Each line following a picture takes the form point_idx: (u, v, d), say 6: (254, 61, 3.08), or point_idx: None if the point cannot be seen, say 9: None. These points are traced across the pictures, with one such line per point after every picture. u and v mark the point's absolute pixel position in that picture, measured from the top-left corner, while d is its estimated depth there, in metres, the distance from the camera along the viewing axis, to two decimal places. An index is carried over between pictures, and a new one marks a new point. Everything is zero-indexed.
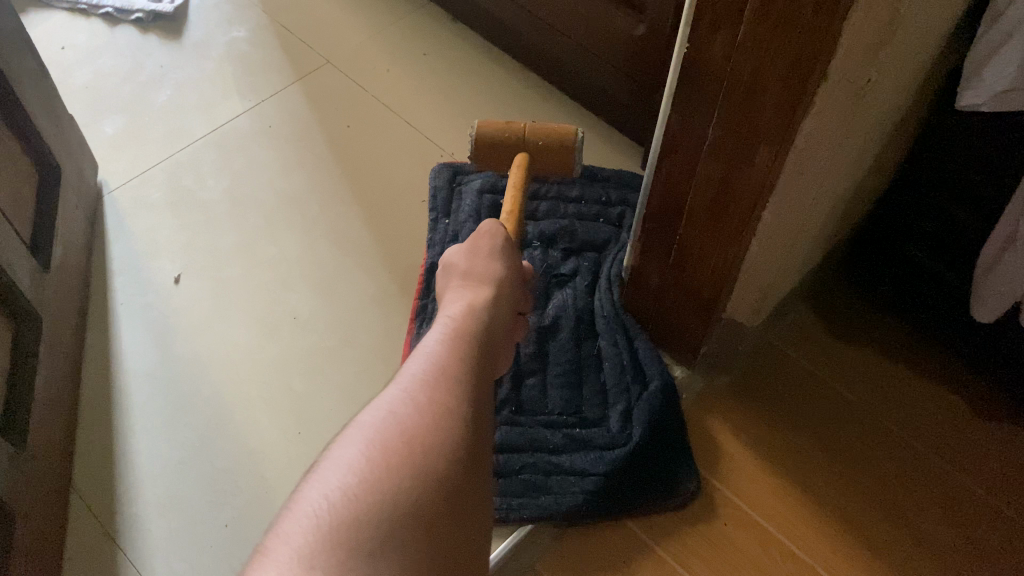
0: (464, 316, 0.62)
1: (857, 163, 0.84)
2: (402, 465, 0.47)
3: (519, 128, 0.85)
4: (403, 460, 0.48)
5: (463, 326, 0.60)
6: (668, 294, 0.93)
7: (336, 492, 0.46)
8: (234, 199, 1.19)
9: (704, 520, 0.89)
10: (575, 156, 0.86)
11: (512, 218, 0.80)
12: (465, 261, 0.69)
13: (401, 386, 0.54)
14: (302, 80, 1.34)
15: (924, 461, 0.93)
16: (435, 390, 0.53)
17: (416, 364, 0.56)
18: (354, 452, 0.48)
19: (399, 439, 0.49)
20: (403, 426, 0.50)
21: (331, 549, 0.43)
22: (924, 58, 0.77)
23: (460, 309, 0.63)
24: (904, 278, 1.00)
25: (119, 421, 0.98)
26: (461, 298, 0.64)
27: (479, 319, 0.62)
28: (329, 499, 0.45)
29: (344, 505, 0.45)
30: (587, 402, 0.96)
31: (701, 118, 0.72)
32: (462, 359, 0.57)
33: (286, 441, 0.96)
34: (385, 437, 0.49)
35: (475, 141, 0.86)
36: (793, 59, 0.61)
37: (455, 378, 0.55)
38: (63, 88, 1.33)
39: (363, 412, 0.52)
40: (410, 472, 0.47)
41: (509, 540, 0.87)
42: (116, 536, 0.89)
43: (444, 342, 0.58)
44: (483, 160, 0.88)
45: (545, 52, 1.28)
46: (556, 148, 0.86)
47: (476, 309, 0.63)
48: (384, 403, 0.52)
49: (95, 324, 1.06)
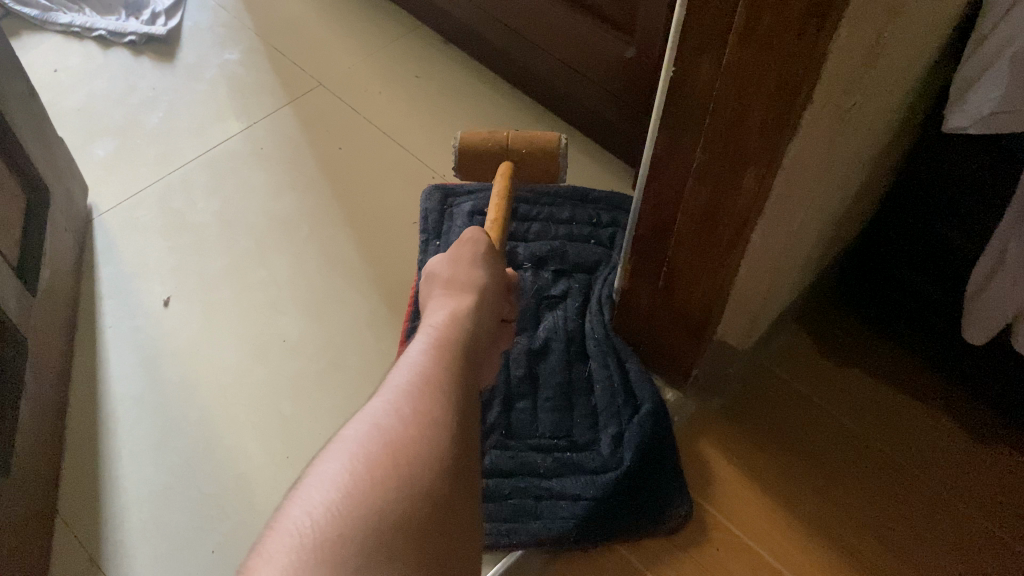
0: (446, 326, 0.61)
1: (846, 185, 0.84)
2: (385, 481, 0.47)
3: (501, 135, 0.85)
4: (387, 478, 0.47)
5: (444, 336, 0.59)
6: (659, 317, 0.92)
7: (318, 509, 0.45)
8: (224, 221, 1.19)
9: (697, 545, 0.88)
10: (557, 164, 0.86)
11: (497, 225, 0.80)
12: (447, 269, 0.68)
13: (384, 399, 0.53)
14: (294, 102, 1.35)
15: (913, 480, 0.92)
16: (418, 400, 0.52)
17: (399, 374, 0.55)
18: (336, 467, 0.48)
19: (381, 457, 0.48)
20: (388, 438, 0.49)
21: (316, 566, 0.42)
22: (911, 81, 0.77)
23: (442, 318, 0.62)
24: (896, 300, 1.00)
25: (106, 446, 0.97)
26: (444, 307, 0.64)
27: (463, 328, 0.61)
28: (312, 517, 0.45)
29: (327, 522, 0.44)
30: (578, 426, 0.95)
31: (687, 141, 0.72)
32: (445, 368, 0.56)
33: (275, 465, 0.95)
34: (368, 450, 0.49)
35: (459, 152, 0.85)
36: (778, 81, 0.61)
37: (439, 388, 0.54)
38: (55, 110, 1.34)
39: (351, 424, 0.52)
40: (394, 488, 0.47)
41: (499, 565, 0.87)
42: (101, 563, 0.88)
43: (427, 352, 0.57)
44: (467, 170, 0.88)
45: (536, 74, 1.28)
46: (539, 155, 0.85)
47: (458, 318, 0.62)
48: (371, 417, 0.52)
49: (83, 349, 1.05)
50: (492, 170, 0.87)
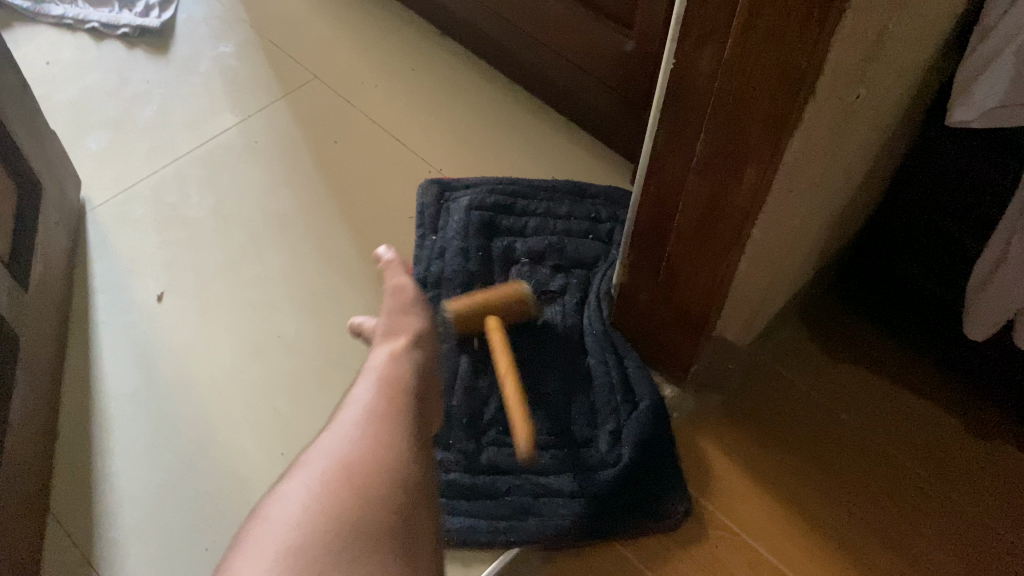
0: (389, 364, 0.65)
1: (848, 179, 0.83)
2: (348, 498, 0.51)
3: (469, 304, 0.93)
4: (350, 494, 0.51)
5: (390, 373, 0.64)
6: (658, 313, 0.91)
7: (282, 535, 0.49)
8: (219, 216, 1.17)
9: (695, 542, 0.88)
10: (528, 302, 0.96)
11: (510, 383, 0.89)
12: (386, 317, 0.72)
13: (338, 432, 0.57)
14: (289, 95, 1.33)
15: (912, 477, 0.92)
16: (371, 429, 0.57)
17: (351, 409, 0.59)
18: (297, 495, 0.52)
19: (341, 477, 0.52)
20: (343, 464, 0.53)
21: None
22: (915, 74, 0.76)
23: (385, 357, 0.66)
24: (896, 296, 0.99)
25: (100, 443, 0.96)
26: (385, 347, 0.68)
27: (408, 363, 0.66)
28: (277, 542, 0.48)
29: (291, 545, 0.48)
30: (577, 422, 0.94)
31: (689, 134, 0.71)
32: (393, 401, 0.60)
33: (270, 463, 0.94)
34: (326, 476, 0.52)
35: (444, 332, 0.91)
36: (781, 74, 0.60)
37: (390, 419, 0.58)
38: (47, 104, 1.32)
39: (309, 454, 0.56)
40: (358, 504, 0.51)
41: (496, 562, 0.86)
42: (94, 561, 0.87)
43: (375, 389, 0.61)
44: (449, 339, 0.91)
45: (534, 67, 1.27)
46: (514, 306, 0.96)
47: (400, 356, 0.66)
48: (327, 446, 0.55)
49: (76, 344, 1.04)
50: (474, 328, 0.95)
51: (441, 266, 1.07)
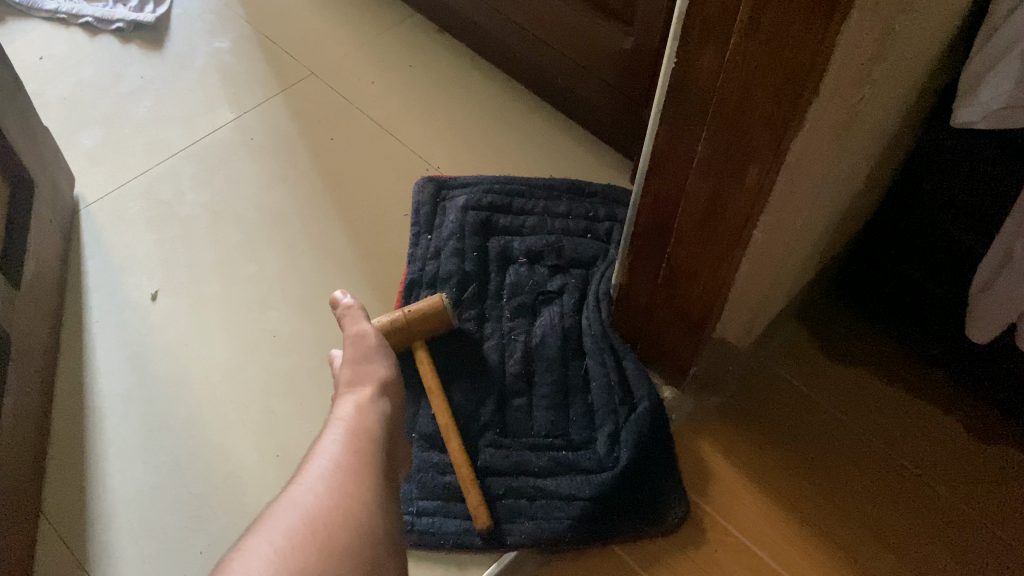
0: (355, 415, 0.69)
1: (850, 180, 0.82)
2: (316, 551, 0.52)
3: (400, 319, 0.93)
4: (316, 546, 0.53)
5: (356, 424, 0.67)
6: (657, 314, 0.91)
7: None
8: (214, 214, 1.16)
9: (694, 545, 0.87)
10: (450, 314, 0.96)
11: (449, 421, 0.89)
12: (349, 371, 0.77)
13: (305, 484, 0.58)
14: (285, 91, 1.32)
15: (913, 480, 0.91)
16: (339, 479, 0.59)
17: (317, 460, 0.61)
18: (268, 543, 0.52)
19: (309, 529, 0.54)
20: (311, 514, 0.55)
21: None
22: (919, 74, 0.75)
23: (350, 410, 0.70)
24: (897, 297, 0.98)
25: (93, 443, 0.95)
26: (350, 400, 0.72)
27: (373, 413, 0.70)
28: None
29: None
30: (574, 424, 0.93)
31: (690, 135, 0.70)
32: (360, 450, 0.63)
33: (265, 465, 0.93)
34: (296, 525, 0.54)
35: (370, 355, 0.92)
36: (784, 74, 0.59)
37: (357, 470, 0.61)
38: (40, 99, 1.31)
39: (277, 507, 0.56)
40: (325, 556, 0.52)
41: (493, 566, 0.85)
42: (87, 564, 0.86)
43: (340, 441, 0.64)
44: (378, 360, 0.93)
45: (533, 64, 1.25)
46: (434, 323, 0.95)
47: (364, 408, 0.70)
48: (294, 499, 0.57)
49: (70, 342, 1.03)
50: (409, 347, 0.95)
51: (437, 266, 1.06)
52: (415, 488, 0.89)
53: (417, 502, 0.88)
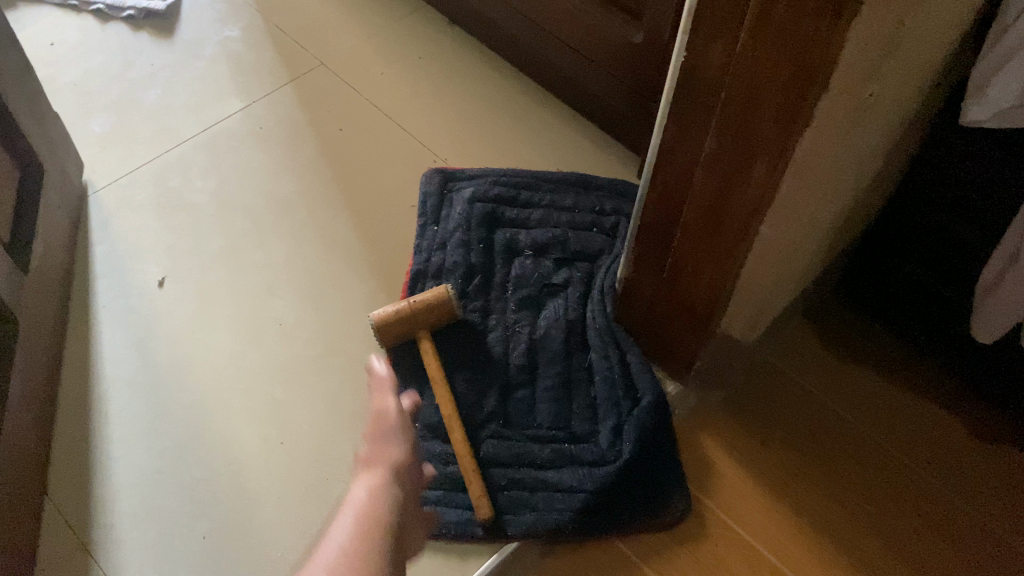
0: (365, 504, 0.70)
1: (858, 177, 0.82)
2: None
3: (406, 310, 0.93)
4: None
5: (368, 514, 0.68)
6: (662, 308, 0.91)
7: None
8: (221, 202, 1.17)
9: (695, 540, 0.87)
10: (456, 304, 0.96)
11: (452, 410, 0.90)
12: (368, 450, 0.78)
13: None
14: (295, 81, 1.32)
15: (915, 478, 0.91)
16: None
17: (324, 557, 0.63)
18: None
19: None
20: None
21: None
22: (929, 71, 0.75)
23: (362, 496, 0.71)
24: (903, 296, 0.98)
25: (98, 427, 0.95)
26: (364, 484, 0.72)
27: (384, 501, 0.71)
28: None
29: None
30: (577, 416, 0.94)
31: (698, 128, 0.70)
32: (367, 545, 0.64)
33: (269, 451, 0.94)
34: None
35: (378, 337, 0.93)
36: (793, 70, 0.59)
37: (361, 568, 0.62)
38: (51, 85, 1.31)
39: None
40: None
41: (494, 556, 0.85)
42: (91, 547, 0.87)
43: (349, 536, 0.65)
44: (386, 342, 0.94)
45: (542, 57, 1.25)
46: (440, 313, 0.95)
47: (376, 495, 0.71)
48: None
49: (76, 327, 1.03)
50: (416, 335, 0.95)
51: (442, 257, 1.06)
52: None
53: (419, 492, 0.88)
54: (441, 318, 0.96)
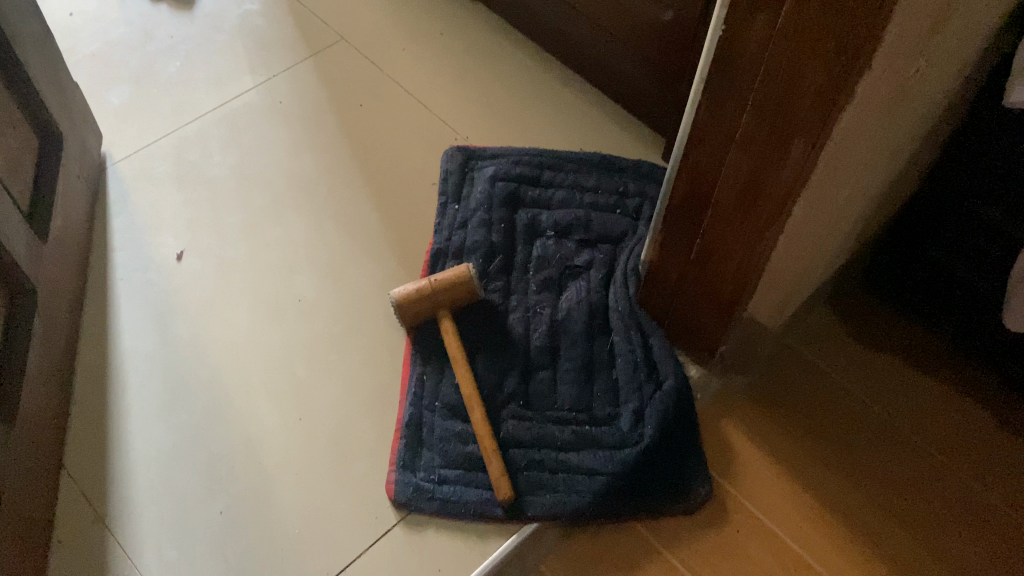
0: None
1: (892, 160, 0.80)
2: None
3: (427, 288, 0.92)
4: None
5: None
6: (688, 292, 0.89)
7: None
8: (240, 176, 1.15)
9: (717, 526, 0.86)
10: (477, 284, 0.95)
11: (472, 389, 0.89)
12: None
13: None
14: (315, 56, 1.31)
15: (940, 469, 0.90)
16: None
17: None
18: None
19: None
20: None
21: None
22: (971, 51, 0.73)
23: None
24: (932, 284, 0.96)
25: (115, 400, 0.95)
26: None
27: None
28: None
29: None
30: (599, 399, 0.93)
31: (733, 107, 0.69)
32: None
33: (286, 428, 0.93)
34: None
35: (400, 314, 0.93)
36: (836, 47, 0.57)
37: None
38: (70, 56, 1.31)
39: None
40: None
41: (513, 538, 0.84)
42: (107, 520, 0.86)
43: None
44: (408, 320, 0.94)
45: (566, 35, 1.23)
46: (460, 292, 0.94)
47: None
48: None
49: (95, 299, 1.03)
50: (438, 314, 0.94)
51: (463, 237, 1.05)
52: (437, 457, 0.89)
53: (438, 471, 0.88)
54: (462, 297, 0.94)
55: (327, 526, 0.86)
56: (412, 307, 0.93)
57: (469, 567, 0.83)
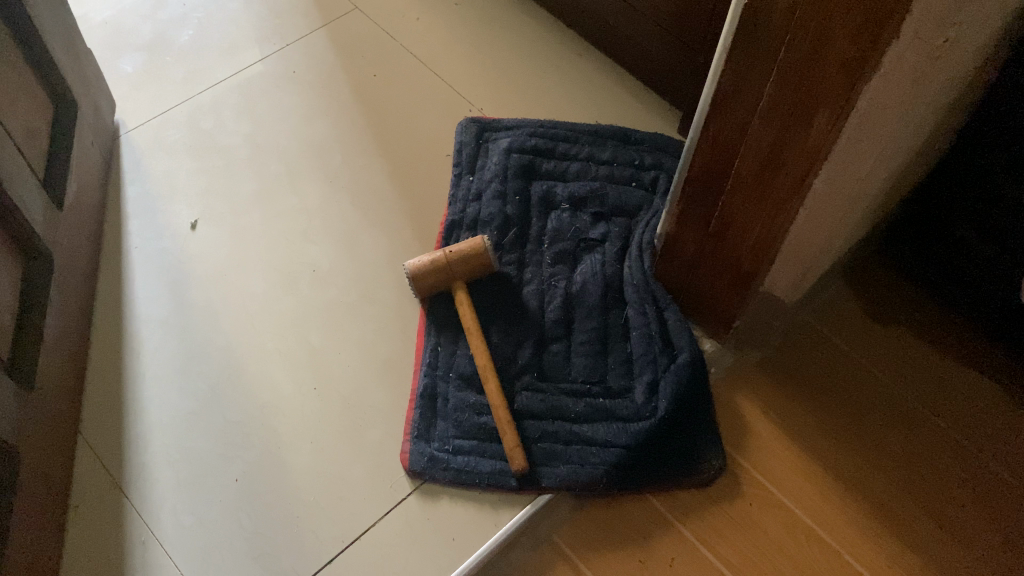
0: None
1: (916, 133, 0.79)
2: None
3: (441, 259, 0.92)
4: None
5: None
6: (705, 264, 0.89)
7: None
8: (254, 145, 1.15)
9: (730, 499, 0.86)
10: (492, 255, 0.94)
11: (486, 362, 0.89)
12: None
13: None
14: (329, 26, 1.30)
15: (952, 444, 0.90)
16: None
17: None
18: None
19: None
20: None
21: None
22: (999, 22, 0.72)
23: None
24: (950, 261, 0.96)
25: (131, 368, 0.95)
26: None
27: None
28: None
29: None
30: (613, 371, 0.92)
31: (756, 77, 0.68)
32: None
33: (300, 397, 0.93)
34: None
35: (415, 285, 0.93)
36: (864, 17, 0.56)
37: None
38: (84, 24, 1.30)
39: None
40: None
41: (527, 508, 0.84)
42: (123, 485, 0.87)
43: None
44: (423, 291, 0.94)
45: (583, 5, 1.22)
46: (475, 265, 0.93)
47: None
48: None
49: (109, 267, 1.03)
50: (453, 286, 0.94)
51: (477, 209, 1.05)
52: (451, 427, 0.89)
53: (452, 441, 0.88)
54: (477, 269, 0.94)
55: (342, 494, 0.86)
56: (427, 278, 0.92)
57: (483, 538, 0.83)
